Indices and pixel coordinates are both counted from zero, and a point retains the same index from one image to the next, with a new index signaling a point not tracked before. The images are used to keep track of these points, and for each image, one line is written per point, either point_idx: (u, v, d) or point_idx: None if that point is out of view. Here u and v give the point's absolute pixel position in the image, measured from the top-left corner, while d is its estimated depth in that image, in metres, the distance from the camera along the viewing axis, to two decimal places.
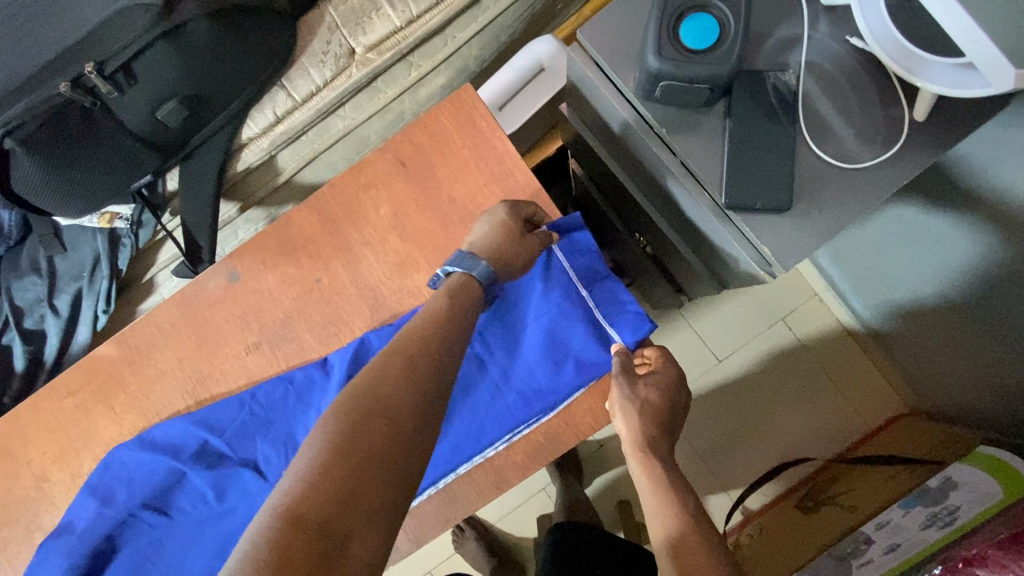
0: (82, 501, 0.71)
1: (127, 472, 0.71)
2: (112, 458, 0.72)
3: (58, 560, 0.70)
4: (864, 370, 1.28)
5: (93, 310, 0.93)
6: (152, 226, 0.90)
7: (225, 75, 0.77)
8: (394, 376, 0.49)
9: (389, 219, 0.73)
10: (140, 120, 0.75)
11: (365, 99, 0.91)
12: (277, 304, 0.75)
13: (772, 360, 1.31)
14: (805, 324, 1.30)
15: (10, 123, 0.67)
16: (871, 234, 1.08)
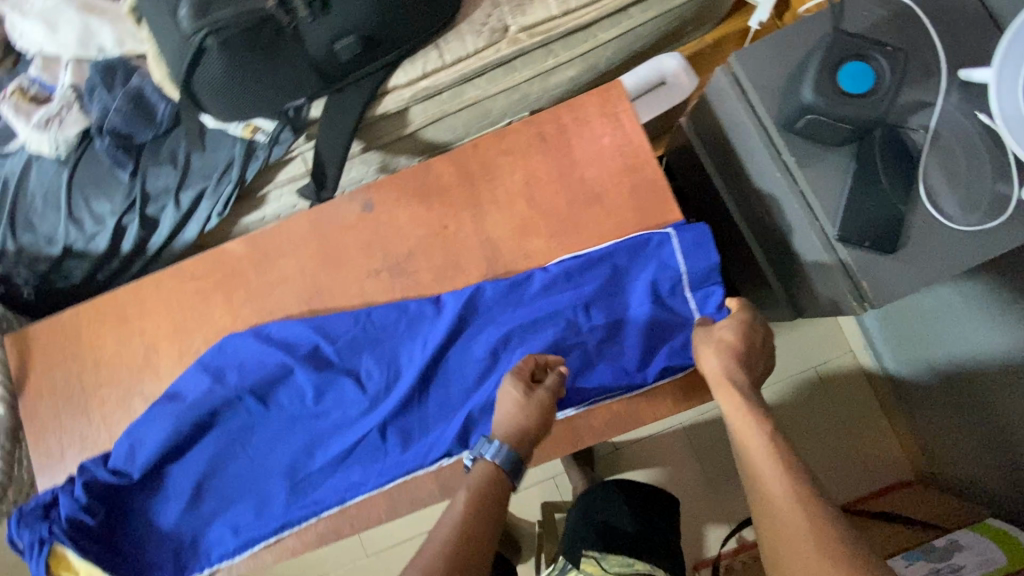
0: (195, 374, 0.78)
1: (241, 357, 0.78)
2: (229, 343, 0.78)
3: (165, 421, 0.76)
4: (882, 431, 1.32)
5: (207, 213, 0.99)
6: (286, 145, 0.96)
7: (401, 24, 0.86)
8: (468, 518, 0.59)
9: (520, 185, 0.80)
10: (318, 48, 0.83)
11: (501, 75, 0.98)
12: (403, 240, 0.82)
13: (795, 402, 1.35)
14: (835, 374, 1.35)
15: (218, 23, 0.76)
16: (929, 301, 1.11)
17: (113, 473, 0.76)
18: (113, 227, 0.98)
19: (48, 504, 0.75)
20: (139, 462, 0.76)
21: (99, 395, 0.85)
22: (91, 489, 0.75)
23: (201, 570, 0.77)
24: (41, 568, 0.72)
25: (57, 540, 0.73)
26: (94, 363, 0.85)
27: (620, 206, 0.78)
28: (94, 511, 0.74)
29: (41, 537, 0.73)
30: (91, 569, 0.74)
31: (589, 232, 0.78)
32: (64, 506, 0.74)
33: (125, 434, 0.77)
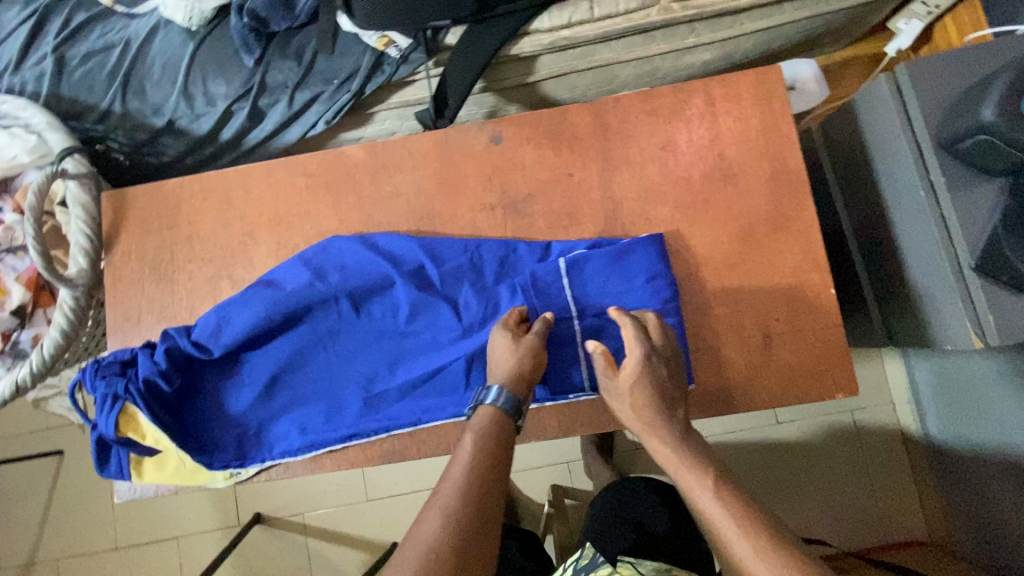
0: (298, 267, 0.77)
1: (346, 261, 0.78)
2: (336, 242, 0.78)
3: (259, 305, 0.75)
4: (905, 487, 1.24)
5: (316, 118, 0.98)
6: (414, 66, 0.95)
7: None
8: (474, 473, 0.57)
9: (656, 149, 0.78)
10: None
11: (639, 42, 0.97)
12: (524, 180, 0.80)
13: (823, 439, 1.26)
14: (870, 418, 1.26)
15: None
16: (977, 372, 1.00)
17: (195, 345, 0.75)
18: (222, 112, 0.97)
19: (127, 363, 0.74)
20: (222, 341, 0.75)
21: (185, 270, 0.83)
22: (172, 357, 0.74)
23: (261, 462, 0.75)
24: (110, 424, 0.71)
25: (132, 398, 0.71)
26: (187, 237, 0.84)
27: (753, 191, 0.77)
28: (172, 379, 0.73)
29: (116, 393, 0.72)
30: (158, 436, 0.73)
31: (716, 210, 0.77)
32: (143, 368, 0.73)
33: (215, 310, 0.76)
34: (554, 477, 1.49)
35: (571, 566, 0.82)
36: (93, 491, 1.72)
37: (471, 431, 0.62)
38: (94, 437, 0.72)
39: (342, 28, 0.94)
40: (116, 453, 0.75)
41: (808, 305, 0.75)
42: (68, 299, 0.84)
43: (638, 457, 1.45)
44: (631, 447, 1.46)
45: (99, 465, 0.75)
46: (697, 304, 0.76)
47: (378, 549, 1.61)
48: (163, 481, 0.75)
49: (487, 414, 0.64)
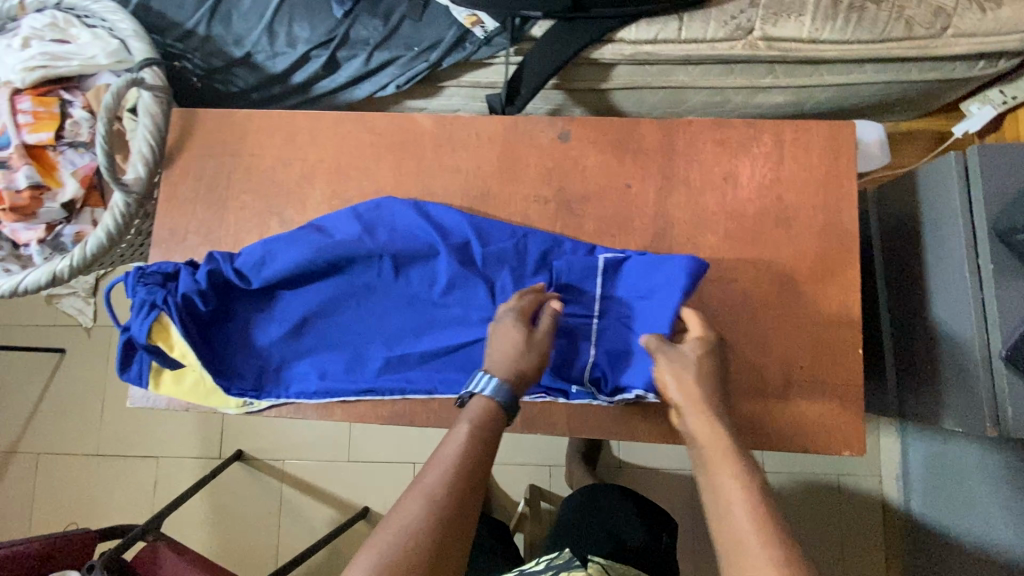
0: (350, 219, 0.79)
1: (396, 222, 0.80)
2: (389, 204, 0.80)
3: (305, 247, 0.77)
4: (873, 559, 1.23)
5: (389, 80, 1.00)
6: (495, 50, 0.96)
7: None
8: (453, 462, 0.60)
9: (717, 179, 0.79)
10: None
11: (717, 71, 0.98)
12: (582, 181, 0.81)
13: (803, 497, 1.25)
14: (854, 486, 1.25)
15: None
16: (969, 461, 1.04)
17: (236, 273, 0.77)
18: (300, 55, 0.99)
19: (168, 275, 0.76)
20: (263, 274, 0.77)
21: (238, 199, 0.85)
22: (212, 278, 0.76)
23: (276, 397, 0.77)
24: (143, 330, 0.73)
25: (168, 310, 0.73)
26: (246, 168, 0.85)
27: (803, 238, 0.78)
28: (209, 300, 0.75)
29: (154, 301, 0.73)
30: (185, 350, 0.75)
31: (763, 250, 0.78)
32: (183, 282, 0.74)
33: (261, 244, 0.78)
34: (532, 477, 1.51)
35: (545, 563, 0.78)
36: (86, 395, 1.74)
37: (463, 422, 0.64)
38: (124, 338, 0.74)
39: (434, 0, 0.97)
40: (139, 359, 0.77)
41: (832, 359, 0.76)
42: (120, 203, 0.86)
43: (620, 476, 1.46)
44: (615, 464, 1.47)
45: (119, 367, 0.77)
46: (725, 334, 0.77)
47: (349, 510, 1.63)
48: (178, 394, 0.78)
49: (485, 406, 0.66)
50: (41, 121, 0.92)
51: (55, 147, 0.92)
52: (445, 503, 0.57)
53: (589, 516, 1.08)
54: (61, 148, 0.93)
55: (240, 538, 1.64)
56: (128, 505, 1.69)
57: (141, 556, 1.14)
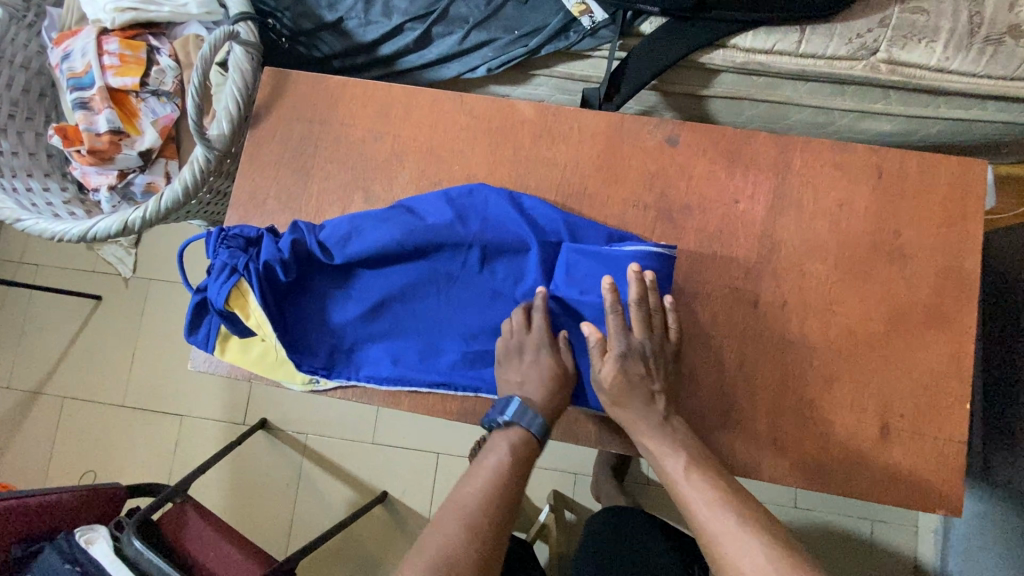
0: (442, 203, 0.75)
1: (489, 211, 0.76)
2: (483, 191, 0.76)
3: (397, 227, 0.74)
4: None
5: (480, 62, 0.96)
6: (598, 43, 0.92)
7: None
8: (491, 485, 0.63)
9: (831, 206, 0.75)
10: None
11: (827, 90, 0.92)
12: (686, 191, 0.77)
13: (833, 541, 1.19)
14: (886, 538, 1.19)
15: None
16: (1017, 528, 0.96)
17: (320, 246, 0.74)
18: (394, 26, 0.96)
19: (251, 241, 0.74)
20: (346, 250, 0.74)
21: (322, 169, 0.81)
22: (296, 249, 0.73)
23: (345, 379, 0.75)
24: (221, 294, 0.71)
25: (249, 277, 0.71)
26: (333, 137, 0.82)
27: (918, 278, 0.73)
28: (290, 271, 0.73)
29: (235, 266, 0.71)
30: (262, 320, 0.72)
31: (873, 286, 0.73)
32: (266, 250, 0.72)
33: (349, 218, 0.75)
34: (556, 484, 1.47)
35: None
36: (117, 346, 1.73)
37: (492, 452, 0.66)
38: (198, 299, 0.73)
39: None
40: (207, 321, 0.76)
41: (937, 411, 0.71)
42: (200, 157, 0.83)
43: (648, 494, 1.41)
44: (644, 482, 1.42)
45: (187, 328, 0.76)
46: (825, 372, 0.72)
47: (367, 494, 1.60)
48: (244, 363, 0.75)
49: (516, 439, 0.67)
50: (127, 65, 0.89)
51: (138, 94, 0.89)
52: (483, 523, 0.60)
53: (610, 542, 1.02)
54: (144, 96, 0.90)
55: (255, 508, 1.62)
56: (147, 461, 1.68)
57: (169, 516, 1.11)
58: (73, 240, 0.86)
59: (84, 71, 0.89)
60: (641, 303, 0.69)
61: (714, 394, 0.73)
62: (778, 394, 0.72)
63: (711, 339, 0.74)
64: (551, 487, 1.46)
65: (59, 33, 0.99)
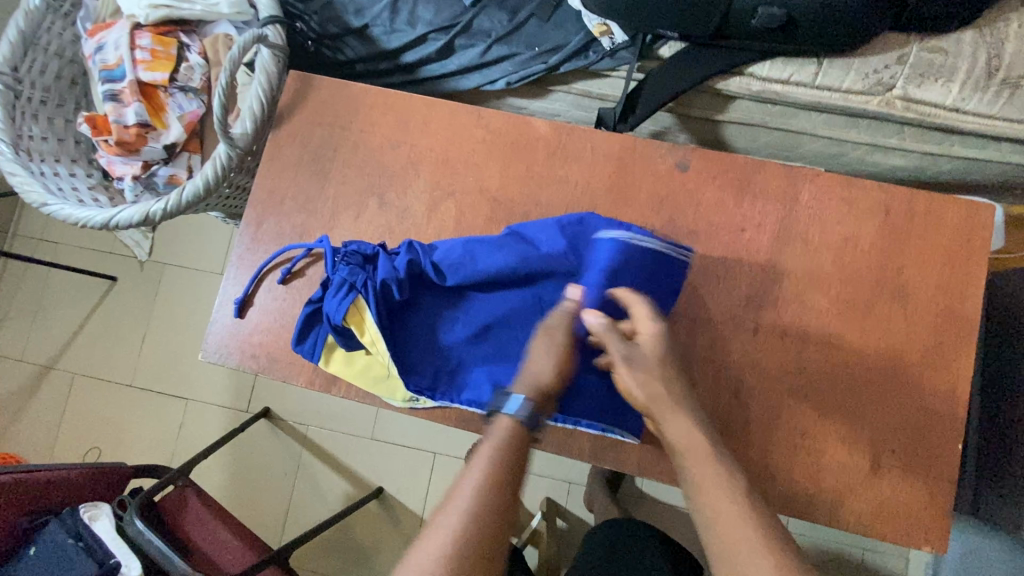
0: (555, 230, 0.75)
1: (542, 225, 0.76)
2: (593, 221, 0.76)
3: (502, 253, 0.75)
4: None
5: (500, 75, 0.98)
6: (617, 64, 0.93)
7: (817, 33, 0.82)
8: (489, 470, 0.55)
9: (836, 240, 0.76)
10: (744, 8, 0.81)
11: (841, 122, 0.93)
12: (694, 216, 0.78)
13: (823, 567, 1.19)
14: (877, 568, 1.19)
15: None
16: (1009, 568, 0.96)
17: (434, 268, 0.75)
18: (418, 36, 0.99)
19: (367, 257, 0.75)
20: (459, 274, 0.75)
21: (340, 173, 0.84)
22: (409, 268, 0.75)
23: (448, 401, 0.75)
24: (340, 310, 0.72)
25: (366, 294, 0.73)
26: (353, 143, 0.84)
27: (919, 316, 0.74)
28: (404, 287, 0.74)
29: (354, 283, 0.73)
30: (376, 337, 0.73)
31: (873, 321, 0.74)
32: (383, 266, 0.73)
33: (463, 242, 0.76)
34: (550, 491, 1.48)
35: None
36: (129, 326, 1.77)
37: (486, 442, 0.58)
38: (311, 309, 0.75)
39: (566, 4, 0.95)
40: (315, 331, 0.77)
41: (929, 452, 0.72)
42: (223, 154, 0.85)
43: (639, 507, 1.42)
44: (635, 495, 1.43)
45: (237, 311, 0.81)
46: (821, 404, 0.73)
47: (363, 488, 1.63)
48: (346, 375, 0.76)
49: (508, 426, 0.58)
50: (157, 61, 0.91)
51: (166, 89, 0.92)
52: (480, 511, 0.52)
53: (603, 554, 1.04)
54: (172, 91, 0.93)
55: (253, 494, 1.65)
56: (152, 441, 1.72)
57: (170, 500, 1.14)
58: (95, 227, 0.89)
59: (117, 64, 0.92)
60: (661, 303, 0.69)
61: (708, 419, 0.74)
62: (771, 423, 0.73)
63: (709, 365, 0.75)
64: (544, 493, 1.47)
65: (95, 25, 1.02)
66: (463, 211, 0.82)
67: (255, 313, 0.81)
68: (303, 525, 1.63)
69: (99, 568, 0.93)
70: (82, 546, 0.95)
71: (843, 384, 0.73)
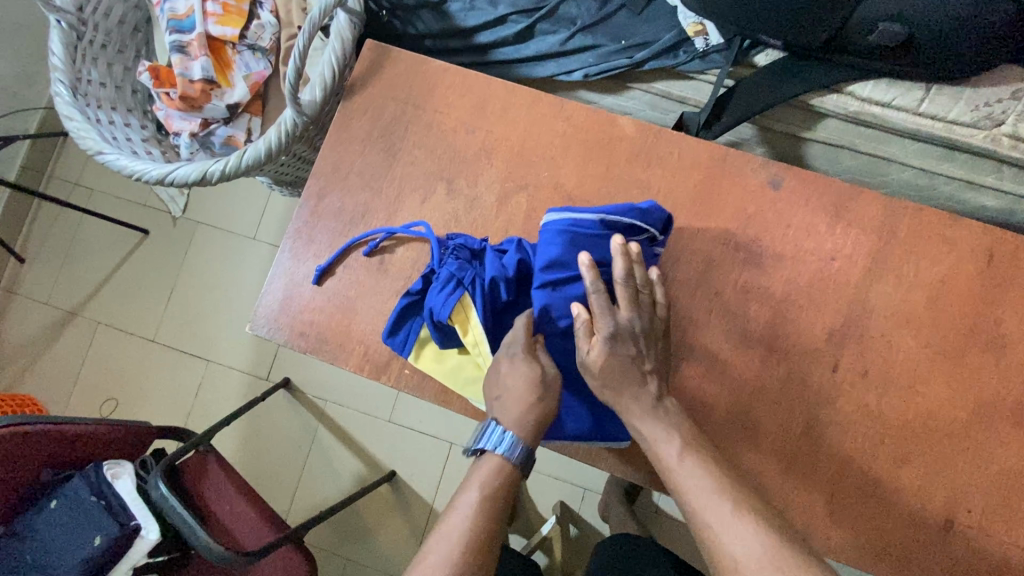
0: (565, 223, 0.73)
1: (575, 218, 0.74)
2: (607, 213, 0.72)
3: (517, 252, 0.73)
4: None
5: (579, 65, 0.93)
6: (706, 67, 0.88)
7: (936, 59, 0.76)
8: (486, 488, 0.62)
9: (932, 280, 0.71)
10: (864, 24, 0.75)
11: (935, 154, 0.88)
12: (781, 238, 0.73)
13: None
14: None
15: None
16: None
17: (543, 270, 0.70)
18: (497, 16, 0.95)
19: (474, 253, 0.73)
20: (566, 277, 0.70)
21: (410, 153, 0.80)
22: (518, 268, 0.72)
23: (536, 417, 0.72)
24: (445, 306, 0.69)
25: (472, 292, 0.70)
26: (426, 122, 0.80)
27: (1012, 372, 0.69)
28: (510, 289, 0.71)
29: (461, 279, 0.70)
30: (479, 339, 0.70)
31: (963, 372, 0.70)
32: (492, 264, 0.71)
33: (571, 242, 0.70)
34: (563, 495, 1.46)
35: None
36: (157, 282, 1.76)
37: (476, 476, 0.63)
38: (409, 300, 0.73)
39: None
40: (409, 325, 0.74)
41: (1009, 514, 0.67)
42: (288, 120, 0.81)
43: (654, 522, 1.39)
44: (652, 510, 1.40)
45: (317, 278, 0.78)
46: (896, 451, 0.69)
47: (376, 470, 1.61)
48: (439, 375, 0.73)
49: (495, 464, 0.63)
50: (229, 15, 0.88)
51: (235, 46, 0.88)
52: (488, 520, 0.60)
53: (618, 563, 1.02)
54: (240, 48, 0.89)
55: (266, 463, 1.64)
56: (169, 399, 1.71)
57: (189, 462, 1.12)
58: (150, 181, 0.85)
59: (186, 14, 0.88)
60: (628, 279, 0.66)
61: (775, 453, 0.70)
62: (842, 465, 0.69)
63: (781, 396, 0.71)
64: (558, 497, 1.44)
65: None
66: (535, 207, 0.77)
67: (303, 288, 0.78)
68: (313, 501, 1.61)
69: (119, 529, 0.93)
70: (104, 505, 0.93)
71: (923, 433, 0.69)
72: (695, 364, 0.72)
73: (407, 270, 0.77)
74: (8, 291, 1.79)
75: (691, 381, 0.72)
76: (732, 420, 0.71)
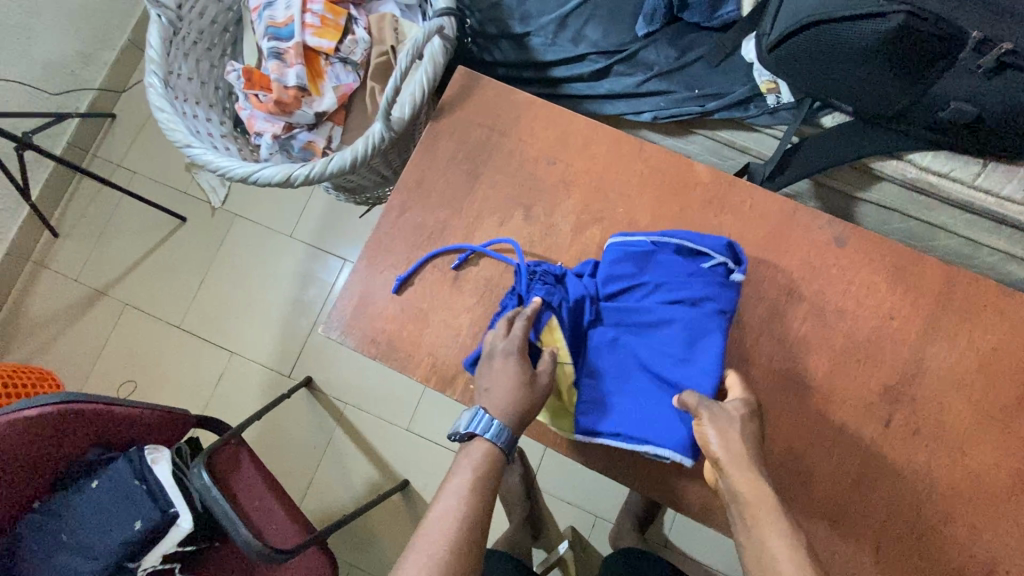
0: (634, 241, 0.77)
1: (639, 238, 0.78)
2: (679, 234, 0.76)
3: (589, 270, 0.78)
4: None
5: (652, 108, 0.97)
6: (774, 122, 0.93)
7: (1002, 135, 0.79)
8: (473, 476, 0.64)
9: (983, 347, 0.75)
10: (941, 98, 0.77)
11: (984, 226, 0.92)
12: (843, 295, 0.77)
13: None
14: None
15: (921, 10, 0.70)
16: None
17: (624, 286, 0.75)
18: (577, 54, 0.99)
19: (556, 277, 0.76)
20: (637, 293, 0.75)
21: (491, 177, 0.83)
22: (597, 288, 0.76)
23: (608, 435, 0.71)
24: (535, 327, 0.73)
25: (559, 313, 0.73)
26: (510, 149, 0.84)
27: None
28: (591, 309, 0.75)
29: (549, 300, 0.73)
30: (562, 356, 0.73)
31: (1009, 438, 0.73)
32: (580, 288, 0.74)
33: (641, 259, 0.75)
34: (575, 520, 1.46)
35: None
36: (188, 270, 1.76)
37: (466, 462, 0.65)
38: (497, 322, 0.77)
39: (737, 55, 0.95)
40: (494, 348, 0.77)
41: None
42: (376, 134, 0.85)
43: (663, 554, 1.40)
44: (661, 543, 1.40)
45: (398, 287, 0.80)
46: (942, 508, 0.72)
47: (390, 478, 1.61)
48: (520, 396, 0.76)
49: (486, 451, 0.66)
50: (326, 28, 0.92)
51: (329, 57, 0.93)
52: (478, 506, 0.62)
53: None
54: (333, 60, 0.93)
55: (280, 461, 1.64)
56: (188, 387, 1.70)
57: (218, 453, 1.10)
58: (234, 179, 0.88)
59: (285, 23, 0.92)
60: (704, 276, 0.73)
61: (825, 499, 0.73)
62: (887, 517, 0.72)
63: (834, 445, 0.74)
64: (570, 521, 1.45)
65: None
66: (608, 240, 0.81)
67: (378, 295, 0.81)
68: (323, 503, 1.61)
69: (159, 515, 0.93)
70: (147, 490, 0.94)
71: (967, 493, 0.72)
72: (753, 406, 0.75)
73: (481, 288, 0.80)
74: (36, 264, 1.76)
75: (748, 422, 0.75)
76: (787, 463, 0.74)
